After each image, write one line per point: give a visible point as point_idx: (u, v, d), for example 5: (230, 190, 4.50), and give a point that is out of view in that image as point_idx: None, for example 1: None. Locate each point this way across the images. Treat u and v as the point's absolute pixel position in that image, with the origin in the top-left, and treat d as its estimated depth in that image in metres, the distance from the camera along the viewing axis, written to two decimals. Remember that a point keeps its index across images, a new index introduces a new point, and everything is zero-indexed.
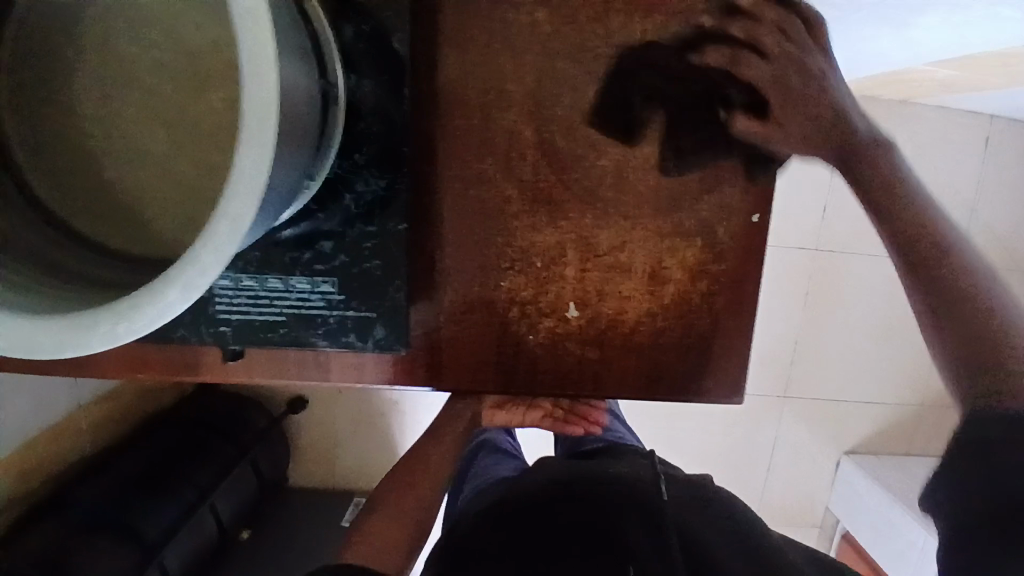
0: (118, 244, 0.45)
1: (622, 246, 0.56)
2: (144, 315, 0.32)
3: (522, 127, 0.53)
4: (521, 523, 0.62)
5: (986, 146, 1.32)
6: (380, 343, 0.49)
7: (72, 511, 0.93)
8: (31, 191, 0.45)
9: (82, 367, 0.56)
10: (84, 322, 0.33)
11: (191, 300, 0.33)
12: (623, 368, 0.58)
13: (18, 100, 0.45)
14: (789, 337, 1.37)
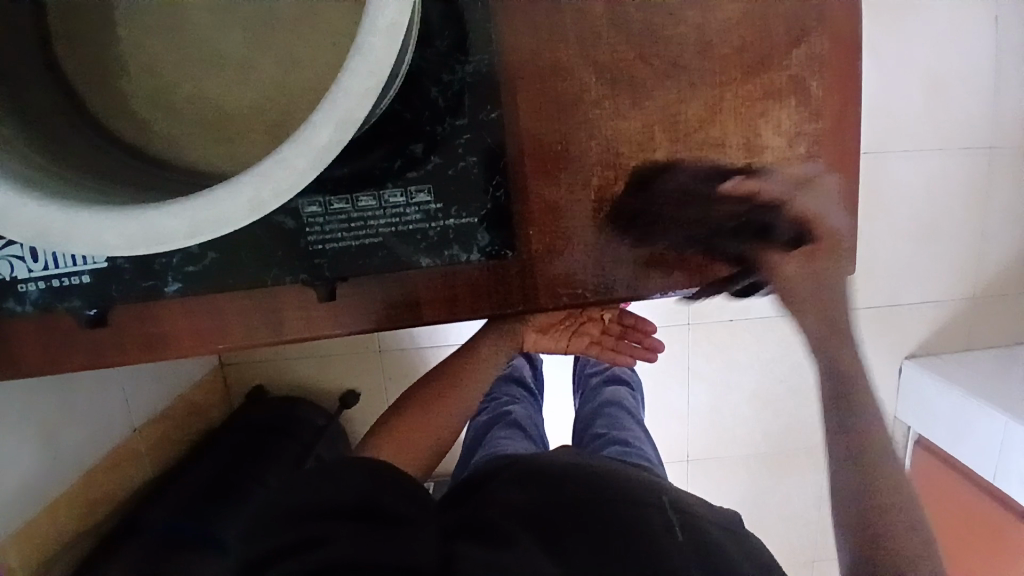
0: (205, 165, 0.47)
1: (714, 120, 0.52)
2: (308, 156, 0.34)
3: (593, 3, 0.49)
4: (542, 498, 0.64)
5: (997, 26, 1.18)
6: (486, 249, 0.48)
7: (148, 534, 0.90)
8: (115, 133, 0.47)
9: (150, 353, 0.49)
10: (243, 187, 0.34)
11: (345, 138, 0.34)
12: (728, 252, 0.54)
13: (84, 49, 0.47)
14: None
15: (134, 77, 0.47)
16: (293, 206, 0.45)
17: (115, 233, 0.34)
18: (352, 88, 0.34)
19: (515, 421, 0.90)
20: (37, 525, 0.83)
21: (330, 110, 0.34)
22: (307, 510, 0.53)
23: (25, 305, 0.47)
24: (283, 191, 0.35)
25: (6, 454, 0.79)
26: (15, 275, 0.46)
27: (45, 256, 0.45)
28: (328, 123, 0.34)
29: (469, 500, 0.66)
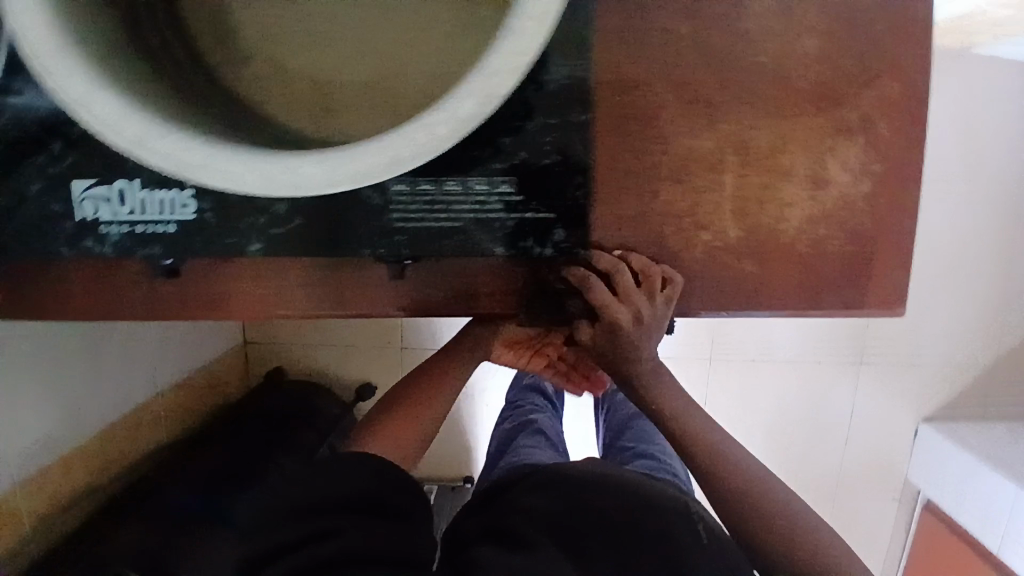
0: (314, 130, 0.49)
1: (783, 149, 0.53)
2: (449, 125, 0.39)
3: (679, 25, 0.51)
4: (563, 500, 0.65)
5: None
6: (560, 245, 0.47)
7: (166, 502, 0.91)
8: (237, 96, 0.50)
9: (210, 309, 0.50)
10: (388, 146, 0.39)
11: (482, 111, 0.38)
12: (782, 278, 0.55)
13: (214, 21, 0.51)
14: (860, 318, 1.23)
15: (254, 46, 0.50)
16: (381, 182, 0.45)
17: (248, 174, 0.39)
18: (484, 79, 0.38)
19: (539, 430, 0.91)
20: (50, 477, 0.84)
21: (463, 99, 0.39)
22: (313, 505, 0.52)
23: (104, 246, 0.47)
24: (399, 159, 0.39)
25: (27, 404, 0.79)
26: (98, 217, 0.46)
27: (134, 201, 0.46)
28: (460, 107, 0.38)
29: (493, 506, 0.68)
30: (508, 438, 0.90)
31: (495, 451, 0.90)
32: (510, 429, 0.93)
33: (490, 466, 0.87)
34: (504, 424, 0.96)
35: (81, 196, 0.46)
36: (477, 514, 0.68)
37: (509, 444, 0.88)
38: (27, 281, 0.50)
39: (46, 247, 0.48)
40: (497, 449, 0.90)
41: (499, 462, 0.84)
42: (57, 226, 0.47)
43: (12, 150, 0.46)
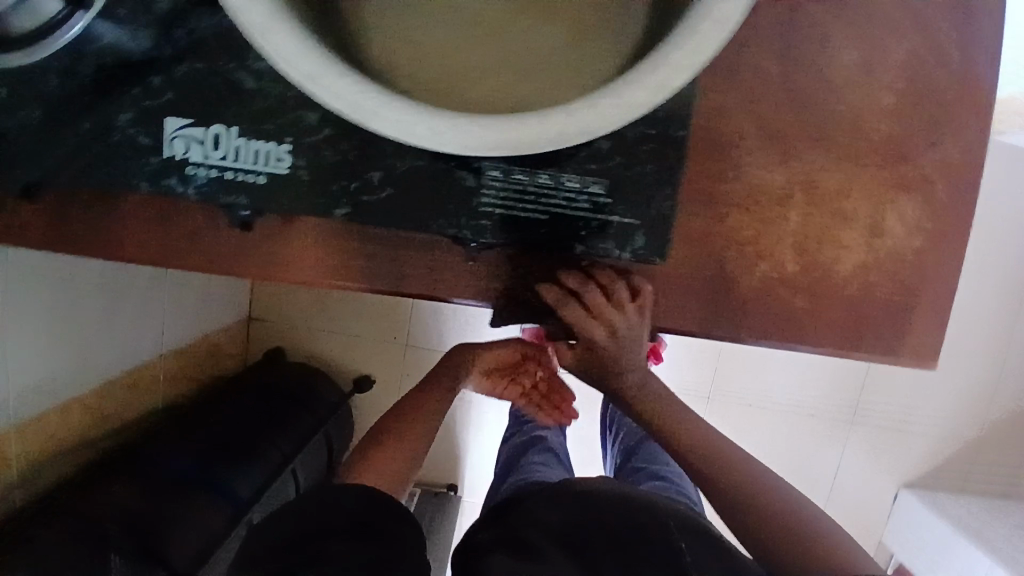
0: None
1: (847, 194, 0.55)
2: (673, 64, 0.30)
3: (766, 64, 0.54)
4: (577, 515, 0.66)
5: None
6: (639, 252, 0.47)
7: (161, 471, 0.85)
8: None
9: (275, 266, 0.51)
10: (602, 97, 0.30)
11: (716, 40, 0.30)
12: (829, 317, 0.57)
13: None
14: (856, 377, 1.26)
15: None
16: (478, 165, 0.46)
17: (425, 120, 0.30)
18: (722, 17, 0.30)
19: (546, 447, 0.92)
20: (46, 424, 0.80)
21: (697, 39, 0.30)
22: (306, 532, 0.57)
23: (187, 188, 0.47)
24: (615, 117, 0.30)
25: (40, 346, 0.76)
26: (187, 157, 0.46)
27: (228, 147, 0.46)
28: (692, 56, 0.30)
29: (506, 516, 0.69)
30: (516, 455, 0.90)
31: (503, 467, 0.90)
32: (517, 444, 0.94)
33: (499, 482, 0.87)
34: (510, 440, 0.97)
35: (172, 134, 0.46)
36: (490, 525, 0.69)
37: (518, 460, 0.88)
38: (96, 216, 0.52)
39: (125, 180, 0.47)
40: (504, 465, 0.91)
41: (507, 478, 0.84)
42: (141, 160, 0.46)
43: (112, 79, 0.46)
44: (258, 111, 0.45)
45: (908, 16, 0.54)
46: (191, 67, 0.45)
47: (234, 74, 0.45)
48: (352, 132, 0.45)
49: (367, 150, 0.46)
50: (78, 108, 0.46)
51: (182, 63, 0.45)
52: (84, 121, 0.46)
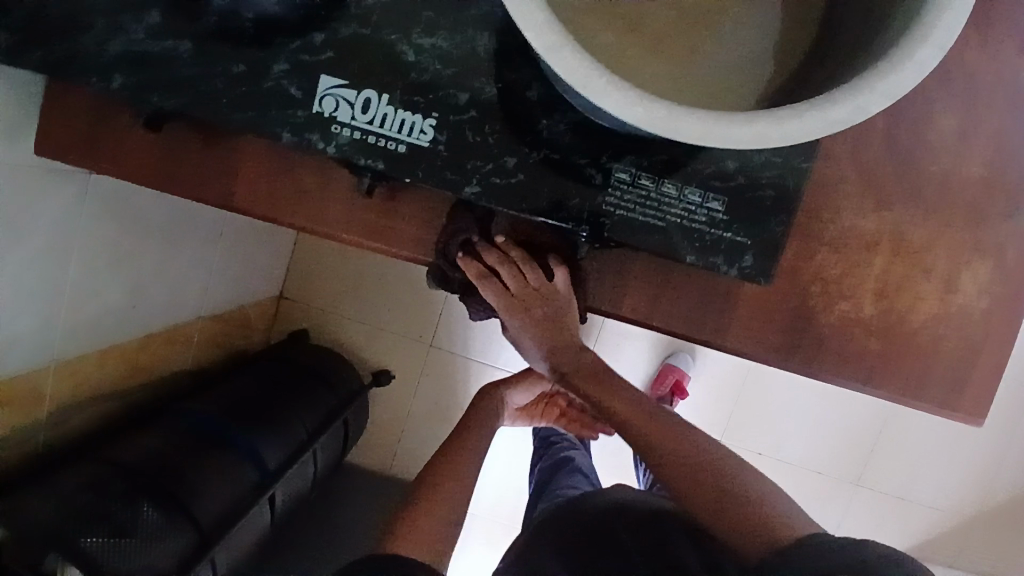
0: None
1: (929, 250, 0.59)
2: (877, 85, 0.33)
3: (874, 117, 0.57)
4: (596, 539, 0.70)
5: None
6: (746, 271, 0.50)
7: (184, 418, 0.84)
8: None
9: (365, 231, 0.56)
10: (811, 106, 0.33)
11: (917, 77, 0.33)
12: (896, 364, 0.59)
13: None
14: (864, 439, 1.28)
15: None
16: (608, 167, 0.48)
17: (646, 110, 0.32)
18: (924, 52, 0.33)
19: (575, 467, 0.93)
20: (84, 366, 0.79)
21: (896, 71, 0.33)
22: None
23: (328, 145, 0.48)
24: (815, 132, 0.33)
25: (93, 283, 0.75)
26: (335, 116, 0.48)
27: (377, 113, 0.47)
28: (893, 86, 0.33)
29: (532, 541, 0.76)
30: (545, 478, 0.93)
31: (536, 492, 0.92)
32: (546, 468, 0.96)
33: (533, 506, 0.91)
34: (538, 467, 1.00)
35: (325, 92, 0.47)
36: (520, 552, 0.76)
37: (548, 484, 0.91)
38: (208, 156, 0.54)
39: (267, 126, 0.48)
40: (535, 492, 0.93)
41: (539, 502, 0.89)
42: (286, 110, 0.47)
43: (273, 27, 0.47)
44: (413, 84, 0.47)
45: (1007, 94, 0.58)
46: (355, 30, 0.47)
47: (395, 44, 0.47)
48: (496, 118, 0.48)
49: (506, 137, 0.48)
50: (231, 49, 0.47)
51: (345, 24, 0.47)
52: (236, 64, 0.47)
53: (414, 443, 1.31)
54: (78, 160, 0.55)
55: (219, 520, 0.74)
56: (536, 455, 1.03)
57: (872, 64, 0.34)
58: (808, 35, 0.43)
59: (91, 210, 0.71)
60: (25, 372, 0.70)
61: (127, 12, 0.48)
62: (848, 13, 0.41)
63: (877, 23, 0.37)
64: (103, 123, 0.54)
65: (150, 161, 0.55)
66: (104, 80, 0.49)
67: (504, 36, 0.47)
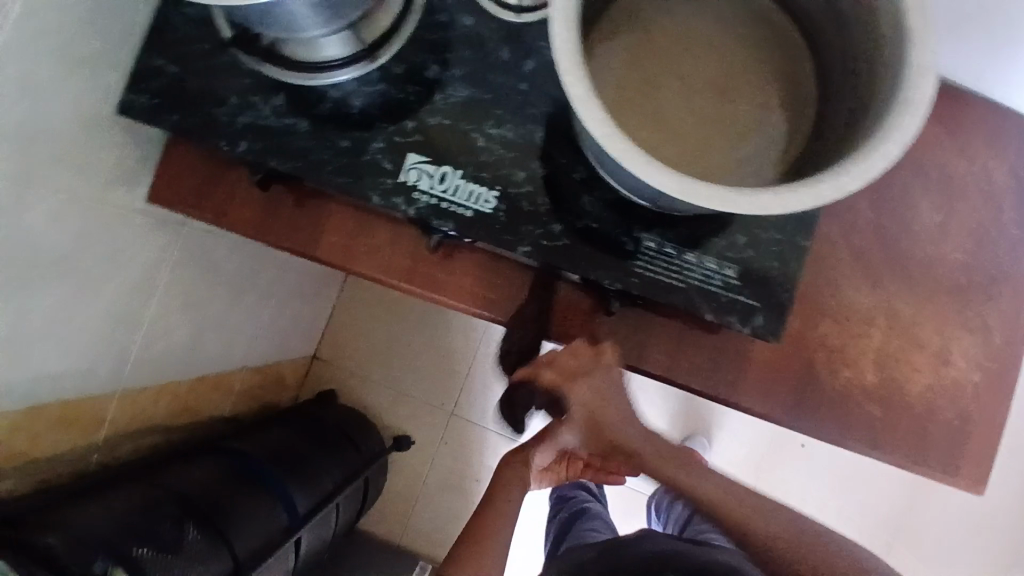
0: None
1: (918, 325, 0.67)
2: (852, 173, 0.43)
3: (865, 210, 0.67)
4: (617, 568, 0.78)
5: None
6: (757, 329, 0.58)
7: (231, 456, 0.90)
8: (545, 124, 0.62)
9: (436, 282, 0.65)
10: (803, 186, 0.43)
11: (884, 166, 0.43)
12: (898, 427, 0.65)
13: None
14: (878, 532, 1.29)
15: None
16: (638, 236, 0.57)
17: (675, 183, 0.41)
18: (884, 150, 0.43)
19: (594, 515, 1.01)
20: (142, 398, 0.86)
21: (863, 165, 0.43)
22: None
23: (408, 207, 0.58)
24: (802, 205, 0.42)
25: (170, 324, 0.84)
26: (416, 185, 0.58)
27: (450, 184, 0.58)
28: (863, 176, 0.43)
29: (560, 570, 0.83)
30: (565, 525, 1.01)
31: (556, 540, 1.00)
32: (565, 520, 1.02)
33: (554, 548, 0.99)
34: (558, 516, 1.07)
35: (411, 165, 0.58)
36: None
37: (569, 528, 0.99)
38: (299, 211, 0.65)
39: (360, 190, 0.58)
40: (555, 539, 1.00)
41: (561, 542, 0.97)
42: (377, 178, 0.58)
43: (375, 114, 0.59)
44: (482, 163, 0.58)
45: (978, 196, 0.69)
46: (439, 119, 0.59)
47: (471, 131, 0.59)
48: (547, 192, 0.58)
49: (552, 208, 0.58)
50: (339, 128, 0.59)
51: (432, 114, 0.59)
52: (342, 140, 0.59)
53: (430, 512, 1.32)
54: (187, 209, 0.65)
55: (253, 553, 0.80)
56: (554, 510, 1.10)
57: (849, 158, 0.44)
58: (801, 140, 0.54)
59: (181, 256, 0.81)
60: (97, 392, 0.77)
61: (258, 95, 0.59)
62: (831, 123, 0.52)
63: (852, 131, 0.48)
64: (216, 180, 0.65)
65: (253, 215, 0.65)
66: (230, 145, 0.59)
67: (556, 130, 0.58)
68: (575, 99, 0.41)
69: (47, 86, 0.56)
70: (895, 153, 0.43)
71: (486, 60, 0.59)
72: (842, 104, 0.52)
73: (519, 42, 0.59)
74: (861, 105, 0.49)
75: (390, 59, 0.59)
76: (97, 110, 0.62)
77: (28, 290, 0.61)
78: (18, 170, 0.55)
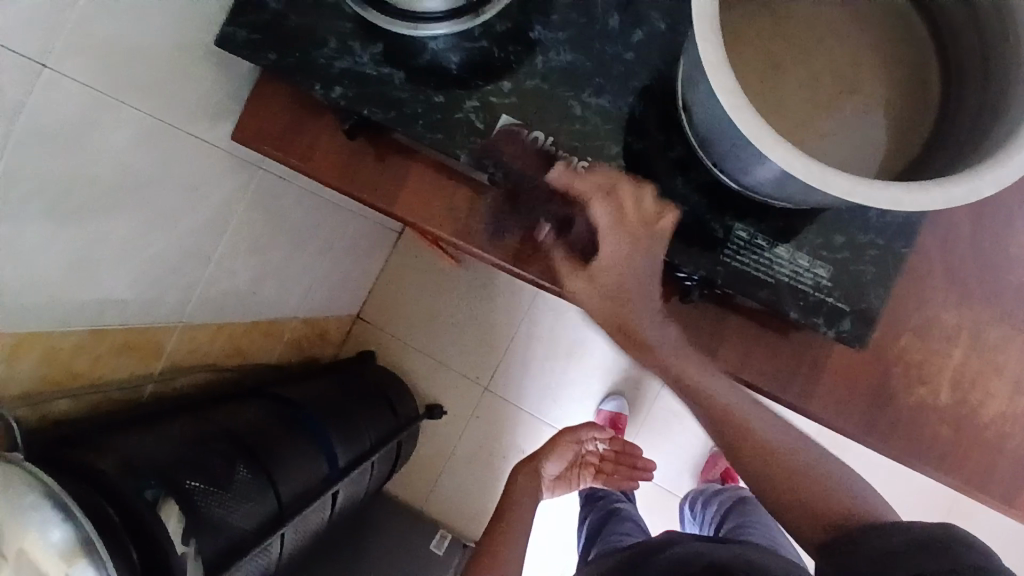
0: None
1: (1005, 351, 0.63)
2: (987, 178, 0.41)
3: (964, 225, 0.64)
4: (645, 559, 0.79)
5: None
6: (842, 334, 0.56)
7: (278, 402, 0.92)
8: None
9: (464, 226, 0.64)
10: (930, 186, 0.41)
11: (1019, 174, 0.41)
12: (966, 452, 0.63)
13: None
14: None
15: None
16: (730, 224, 0.56)
17: (800, 166, 0.40)
18: (1022, 157, 0.41)
19: (625, 516, 1.03)
20: (201, 334, 0.88)
21: (994, 170, 0.41)
22: None
23: (496, 171, 0.57)
24: (926, 206, 0.40)
25: (234, 264, 0.85)
26: (506, 148, 0.57)
27: (541, 150, 0.57)
28: (996, 180, 0.41)
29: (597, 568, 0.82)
30: (595, 530, 1.03)
31: (588, 543, 1.02)
32: (595, 521, 1.05)
33: (587, 552, 1.01)
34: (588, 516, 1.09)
35: (503, 127, 0.57)
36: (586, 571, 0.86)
37: (600, 531, 1.02)
38: (383, 165, 0.64)
39: (450, 146, 0.58)
40: (587, 542, 1.02)
41: (593, 546, 0.99)
42: (468, 138, 0.58)
43: (473, 72, 0.58)
44: (576, 133, 0.57)
45: None
46: (537, 83, 0.57)
47: (571, 97, 0.57)
48: (639, 169, 0.56)
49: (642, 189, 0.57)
50: (435, 82, 0.58)
51: (531, 77, 0.57)
52: (437, 95, 0.58)
53: (454, 483, 1.33)
54: (271, 151, 0.66)
55: (295, 498, 0.81)
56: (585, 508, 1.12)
57: (982, 161, 0.42)
58: (916, 143, 0.52)
59: (252, 199, 0.82)
60: (161, 323, 0.78)
61: (357, 41, 0.59)
62: (956, 127, 0.49)
63: (979, 138, 0.45)
64: (303, 124, 0.65)
65: (338, 164, 0.65)
66: (326, 89, 0.59)
67: (656, 107, 0.56)
68: (709, 68, 0.39)
69: (151, 9, 0.56)
70: None
71: (592, 27, 0.57)
72: (970, 106, 0.49)
73: (629, 10, 0.57)
74: (990, 111, 0.46)
75: (494, 17, 0.58)
76: (196, 42, 0.62)
77: (108, 212, 0.62)
78: (113, 88, 0.57)
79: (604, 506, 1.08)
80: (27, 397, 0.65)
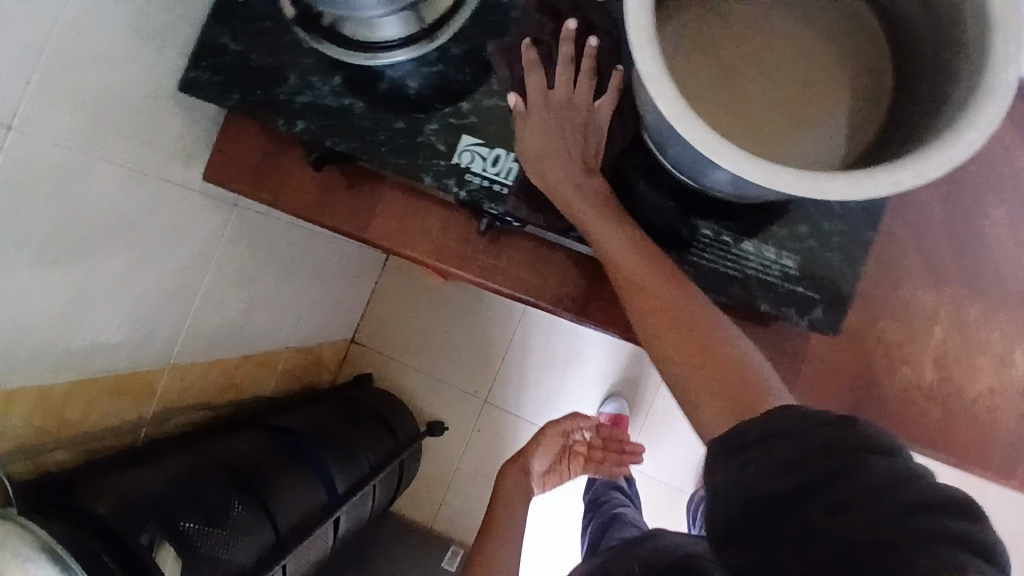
0: None
1: (985, 327, 0.64)
2: (933, 161, 0.41)
3: (933, 205, 0.64)
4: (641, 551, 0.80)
5: None
6: (816, 322, 0.56)
7: (274, 432, 0.92)
8: None
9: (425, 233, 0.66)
10: (876, 173, 0.41)
11: (965, 155, 0.41)
12: (954, 428, 0.63)
13: None
14: None
15: None
16: (694, 224, 0.56)
17: (743, 166, 0.40)
18: (966, 137, 0.41)
19: (627, 519, 1.02)
20: (194, 370, 0.89)
21: (939, 152, 0.41)
22: None
23: (460, 189, 0.58)
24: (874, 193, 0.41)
25: (219, 300, 0.86)
26: (469, 166, 0.58)
27: (503, 166, 0.58)
28: (942, 162, 0.41)
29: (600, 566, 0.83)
30: (598, 534, 1.03)
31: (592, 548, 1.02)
32: (598, 526, 1.05)
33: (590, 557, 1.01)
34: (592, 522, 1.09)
35: (464, 147, 0.58)
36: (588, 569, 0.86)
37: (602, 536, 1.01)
38: (351, 192, 0.65)
39: (415, 169, 0.59)
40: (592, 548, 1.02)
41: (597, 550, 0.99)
42: (431, 159, 0.58)
43: (432, 96, 0.59)
44: None
45: None
46: (496, 102, 0.58)
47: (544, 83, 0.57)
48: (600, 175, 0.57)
49: None
50: (396, 108, 0.59)
51: (489, 96, 0.58)
52: (397, 121, 0.59)
53: (460, 497, 1.34)
54: (241, 188, 0.67)
55: (295, 529, 0.82)
56: (589, 514, 1.12)
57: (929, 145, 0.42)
58: (870, 129, 0.52)
59: (232, 235, 0.83)
60: (151, 363, 0.79)
61: (317, 74, 0.60)
62: (908, 111, 0.50)
63: (928, 122, 0.46)
64: (270, 159, 0.66)
65: (309, 194, 0.66)
66: (289, 124, 0.60)
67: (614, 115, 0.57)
68: (646, 77, 0.40)
69: (113, 59, 0.58)
70: (976, 142, 0.41)
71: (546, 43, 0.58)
72: (921, 88, 0.50)
73: None
74: (938, 94, 0.47)
75: (450, 40, 0.59)
76: (160, 88, 0.64)
77: (87, 260, 0.63)
78: (83, 139, 0.58)
79: (606, 511, 1.07)
80: (20, 448, 0.65)
